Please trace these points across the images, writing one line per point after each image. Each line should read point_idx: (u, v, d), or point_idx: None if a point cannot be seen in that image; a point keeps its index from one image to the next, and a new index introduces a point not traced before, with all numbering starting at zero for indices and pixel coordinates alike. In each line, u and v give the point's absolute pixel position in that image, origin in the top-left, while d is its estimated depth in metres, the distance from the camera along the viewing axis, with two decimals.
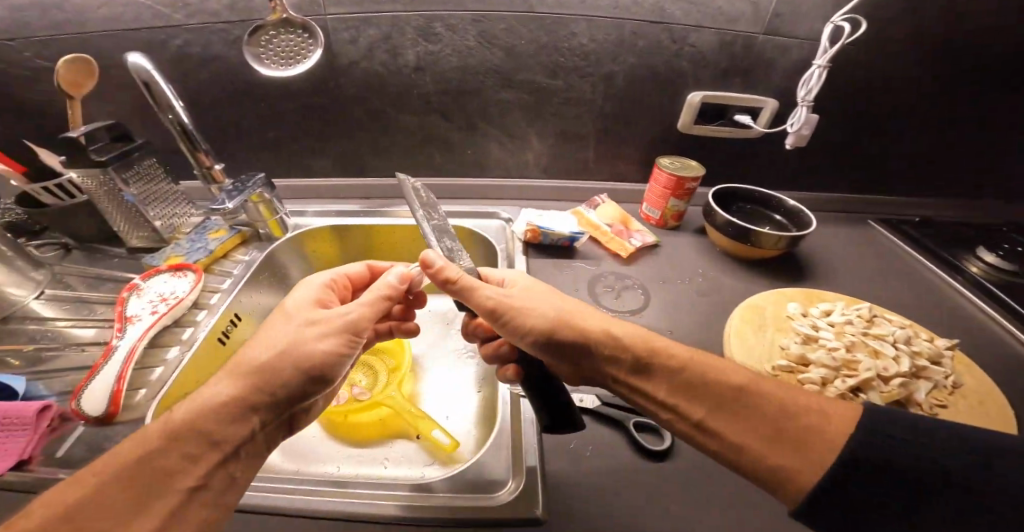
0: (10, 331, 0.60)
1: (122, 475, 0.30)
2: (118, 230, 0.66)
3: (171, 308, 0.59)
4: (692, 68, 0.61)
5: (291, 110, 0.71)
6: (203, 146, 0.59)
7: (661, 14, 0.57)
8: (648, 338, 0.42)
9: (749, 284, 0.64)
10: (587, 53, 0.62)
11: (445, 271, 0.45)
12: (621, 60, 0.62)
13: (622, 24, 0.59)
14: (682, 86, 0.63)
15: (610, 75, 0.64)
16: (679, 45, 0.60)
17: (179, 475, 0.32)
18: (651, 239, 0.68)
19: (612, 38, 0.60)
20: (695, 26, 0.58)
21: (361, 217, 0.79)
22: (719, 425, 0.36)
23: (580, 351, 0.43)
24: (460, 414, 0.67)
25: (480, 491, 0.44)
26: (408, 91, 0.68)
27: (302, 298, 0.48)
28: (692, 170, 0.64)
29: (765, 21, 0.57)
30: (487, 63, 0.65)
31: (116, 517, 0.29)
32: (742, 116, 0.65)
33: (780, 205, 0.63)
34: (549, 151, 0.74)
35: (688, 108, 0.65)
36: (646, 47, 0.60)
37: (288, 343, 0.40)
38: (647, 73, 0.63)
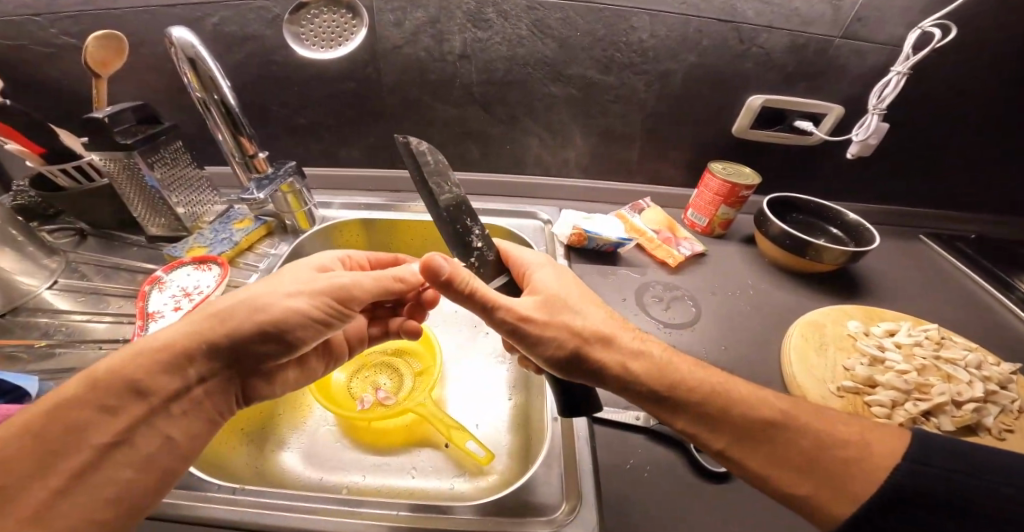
0: (22, 324, 0.56)
1: (46, 415, 0.30)
2: (137, 215, 0.64)
3: (197, 305, 0.56)
4: (756, 71, 0.59)
5: (324, 97, 0.67)
6: (247, 131, 0.57)
7: (731, 13, 0.54)
8: (670, 365, 0.38)
9: (807, 300, 0.60)
10: (647, 50, 0.58)
11: (454, 282, 0.36)
12: (681, 58, 0.58)
13: (688, 19, 0.55)
14: (743, 89, 0.60)
15: (668, 73, 0.60)
16: (747, 46, 0.57)
17: (92, 428, 0.30)
18: (700, 248, 0.64)
19: (676, 35, 0.56)
20: (766, 27, 0.55)
21: (387, 210, 0.76)
22: (742, 454, 0.35)
23: (595, 375, 0.38)
24: (492, 421, 0.59)
25: (528, 515, 0.40)
26: (450, 81, 0.65)
27: (308, 261, 0.45)
28: (747, 178, 0.60)
29: (844, 24, 0.54)
30: (537, 54, 0.61)
31: (20, 468, 0.28)
32: (804, 122, 0.63)
33: (842, 220, 0.60)
34: (593, 150, 0.70)
35: (747, 113, 0.62)
36: (710, 46, 0.57)
37: (249, 299, 0.37)
38: (707, 73, 0.59)
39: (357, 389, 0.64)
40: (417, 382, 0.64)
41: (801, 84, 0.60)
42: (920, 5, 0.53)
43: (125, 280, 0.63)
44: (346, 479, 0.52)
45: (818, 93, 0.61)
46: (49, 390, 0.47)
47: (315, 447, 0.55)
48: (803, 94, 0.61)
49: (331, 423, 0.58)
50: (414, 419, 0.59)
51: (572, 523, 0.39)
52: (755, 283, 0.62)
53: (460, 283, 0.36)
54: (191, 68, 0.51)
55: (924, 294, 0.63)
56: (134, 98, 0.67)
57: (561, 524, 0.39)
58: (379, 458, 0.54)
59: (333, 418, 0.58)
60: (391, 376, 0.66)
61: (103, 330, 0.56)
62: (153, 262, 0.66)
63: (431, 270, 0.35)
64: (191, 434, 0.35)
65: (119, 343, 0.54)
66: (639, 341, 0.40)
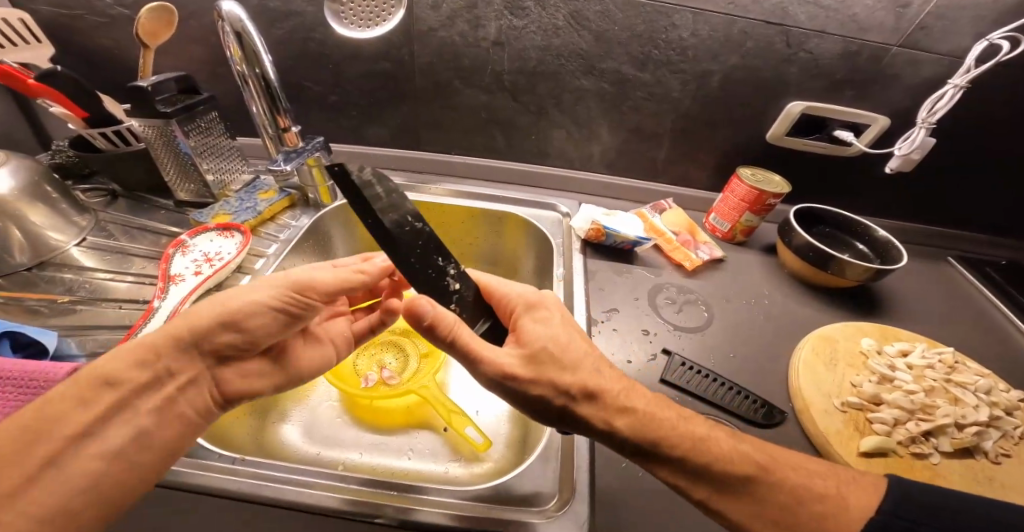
0: (47, 279, 0.59)
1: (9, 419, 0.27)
2: (166, 179, 0.65)
3: (218, 271, 0.58)
4: (798, 76, 0.57)
5: (355, 78, 0.69)
6: (285, 107, 0.58)
7: (781, 16, 0.53)
8: (656, 418, 0.37)
9: (823, 315, 0.59)
10: (685, 48, 0.57)
11: (439, 323, 0.35)
12: (721, 60, 0.57)
13: (734, 20, 0.54)
14: (784, 94, 0.59)
15: (706, 74, 0.59)
16: (794, 51, 0.55)
17: (60, 424, 0.28)
18: (719, 254, 0.64)
19: (720, 35, 0.55)
20: (817, 32, 0.53)
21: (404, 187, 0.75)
22: (722, 504, 0.35)
23: (578, 427, 0.37)
24: (491, 410, 0.60)
25: (519, 504, 0.41)
26: (482, 67, 0.65)
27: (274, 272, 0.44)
28: (776, 186, 0.59)
29: (906, 32, 0.53)
30: (572, 46, 0.60)
31: None
32: (844, 132, 0.61)
33: (870, 235, 0.59)
34: (619, 146, 0.70)
35: (785, 118, 0.61)
36: (754, 48, 0.56)
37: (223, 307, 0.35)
38: (748, 76, 0.58)
39: (363, 366, 0.65)
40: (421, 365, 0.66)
41: (842, 93, 0.58)
42: (978, 20, 0.51)
43: (149, 242, 0.65)
44: (344, 456, 0.54)
45: (858, 103, 0.59)
46: (65, 347, 0.49)
47: (316, 423, 0.58)
48: (844, 103, 0.59)
49: (334, 400, 0.61)
50: (415, 402, 0.60)
51: (562, 515, 0.40)
52: (770, 293, 0.61)
53: (444, 328, 0.35)
54: (238, 42, 0.51)
55: (942, 317, 0.62)
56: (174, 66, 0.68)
57: (550, 515, 0.40)
58: (377, 437, 0.57)
59: (336, 396, 0.61)
60: (396, 356, 0.68)
61: (125, 290, 0.58)
62: (178, 226, 0.68)
63: (414, 314, 0.34)
64: (168, 430, 0.32)
65: (139, 304, 0.56)
66: (624, 391, 0.38)
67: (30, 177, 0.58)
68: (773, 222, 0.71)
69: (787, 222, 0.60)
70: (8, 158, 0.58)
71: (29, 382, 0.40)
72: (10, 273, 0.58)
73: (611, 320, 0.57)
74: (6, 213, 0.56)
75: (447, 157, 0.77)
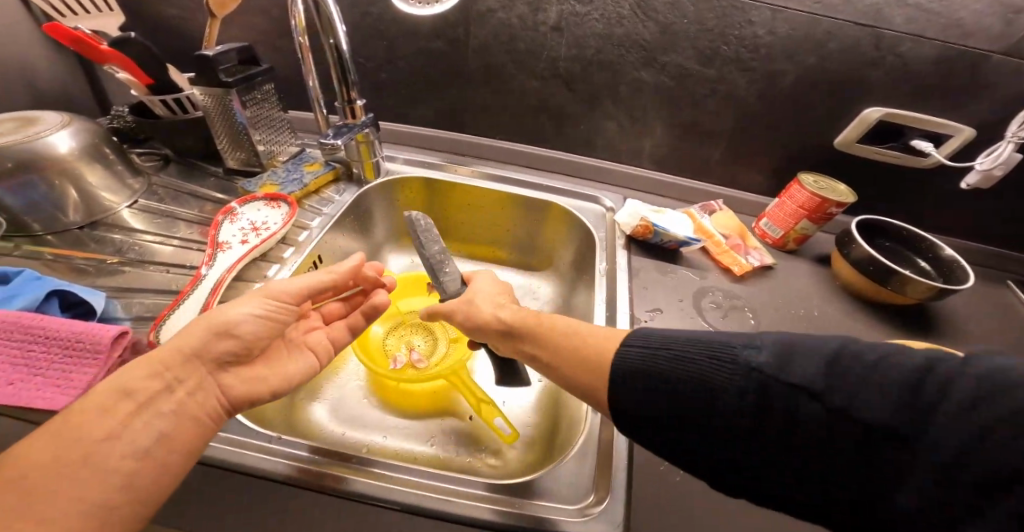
0: (97, 238, 0.60)
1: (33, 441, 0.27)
2: (219, 146, 0.66)
3: (263, 241, 0.57)
4: (885, 81, 0.55)
5: (407, 56, 0.69)
6: (352, 80, 0.59)
7: (877, 18, 0.51)
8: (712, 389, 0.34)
9: (878, 331, 0.57)
10: (759, 46, 0.56)
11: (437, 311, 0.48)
12: (797, 60, 0.56)
13: (819, 21, 0.53)
14: (862, 98, 0.57)
15: (778, 74, 0.58)
16: (883, 54, 0.54)
17: (87, 430, 0.28)
18: (770, 261, 0.63)
19: (801, 34, 0.54)
20: (914, 36, 0.52)
21: (443, 170, 0.75)
22: None
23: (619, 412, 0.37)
24: (518, 400, 0.60)
25: (551, 502, 0.40)
26: (537, 52, 0.64)
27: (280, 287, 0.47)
28: (840, 195, 0.58)
29: (1011, 39, 0.50)
30: (636, 37, 0.59)
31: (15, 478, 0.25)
32: (922, 142, 0.58)
33: (934, 252, 0.57)
34: (671, 143, 0.68)
35: (860, 124, 0.59)
36: (838, 49, 0.54)
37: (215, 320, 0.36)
38: (824, 77, 0.56)
39: (391, 347, 0.67)
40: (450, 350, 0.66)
41: (919, 101, 0.56)
42: None
43: (196, 207, 0.66)
44: (368, 439, 0.55)
45: (936, 111, 0.56)
46: (111, 310, 0.50)
47: (342, 402, 0.59)
48: (921, 110, 0.57)
49: (362, 380, 0.62)
50: (441, 388, 0.61)
51: (598, 514, 0.39)
52: (820, 305, 0.59)
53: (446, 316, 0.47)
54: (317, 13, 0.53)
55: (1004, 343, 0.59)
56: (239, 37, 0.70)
57: (587, 514, 0.39)
58: (402, 421, 0.57)
59: (363, 377, 0.62)
60: (425, 339, 0.68)
61: (168, 254, 0.58)
62: (224, 193, 0.68)
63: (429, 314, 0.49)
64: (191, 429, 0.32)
65: (185, 269, 0.56)
66: None
67: (91, 139, 0.59)
68: (832, 233, 0.69)
69: (847, 233, 0.59)
70: (71, 119, 0.59)
71: (76, 343, 0.41)
72: (62, 230, 0.60)
73: (655, 320, 0.55)
74: (65, 172, 0.56)
75: (490, 142, 0.77)
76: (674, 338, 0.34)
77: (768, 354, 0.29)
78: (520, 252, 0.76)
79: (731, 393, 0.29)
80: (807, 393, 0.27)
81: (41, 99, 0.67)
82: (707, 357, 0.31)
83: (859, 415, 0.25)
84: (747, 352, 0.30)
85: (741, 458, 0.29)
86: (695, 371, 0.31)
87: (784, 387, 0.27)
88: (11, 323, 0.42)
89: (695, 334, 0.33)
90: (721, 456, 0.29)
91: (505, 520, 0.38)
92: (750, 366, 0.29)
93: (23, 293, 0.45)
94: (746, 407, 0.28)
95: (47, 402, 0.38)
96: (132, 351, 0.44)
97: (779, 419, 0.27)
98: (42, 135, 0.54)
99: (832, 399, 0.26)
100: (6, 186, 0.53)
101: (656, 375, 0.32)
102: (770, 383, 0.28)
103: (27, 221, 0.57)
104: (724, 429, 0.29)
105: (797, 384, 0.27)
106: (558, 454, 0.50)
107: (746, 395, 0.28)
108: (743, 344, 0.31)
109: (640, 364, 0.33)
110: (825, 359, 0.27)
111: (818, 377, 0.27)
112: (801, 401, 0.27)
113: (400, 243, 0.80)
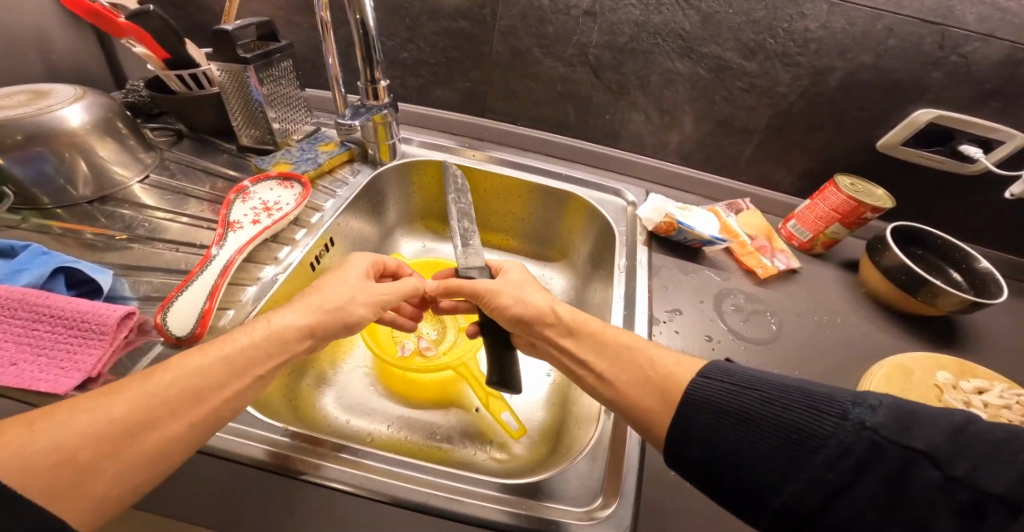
0: (107, 213, 0.58)
1: (182, 371, 0.31)
2: (233, 122, 0.65)
3: (275, 222, 0.56)
4: (941, 82, 0.54)
5: (432, 36, 0.67)
6: (379, 58, 0.57)
7: (944, 14, 0.50)
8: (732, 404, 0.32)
9: (904, 342, 0.55)
10: (809, 40, 0.55)
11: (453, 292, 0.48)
12: (848, 57, 0.55)
13: (882, 16, 0.52)
14: (910, 101, 0.56)
15: (827, 71, 0.57)
16: (946, 54, 0.52)
17: (224, 373, 0.32)
18: (796, 265, 0.62)
19: (858, 30, 0.53)
20: (983, 36, 0.50)
21: (458, 154, 0.73)
22: None
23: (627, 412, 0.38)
24: (526, 394, 0.60)
25: (557, 502, 0.39)
26: (568, 37, 0.63)
27: (360, 261, 0.46)
28: (877, 200, 0.56)
29: None
30: (675, 25, 0.58)
31: (166, 407, 0.29)
32: (971, 146, 0.56)
33: (968, 263, 0.56)
34: (701, 137, 0.68)
35: (908, 126, 0.57)
36: (894, 47, 0.53)
37: (308, 323, 0.38)
38: (876, 77, 0.56)
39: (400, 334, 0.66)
40: (460, 340, 0.66)
41: (965, 104, 0.55)
42: None
43: (207, 184, 0.64)
44: (372, 427, 0.55)
45: (983, 115, 0.55)
46: (119, 288, 0.49)
47: (347, 388, 0.59)
48: (968, 113, 0.55)
49: (368, 366, 0.62)
50: (448, 379, 0.61)
51: (605, 518, 0.38)
52: (844, 313, 0.58)
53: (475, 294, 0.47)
54: None
55: None
56: (262, 13, 0.68)
57: (596, 517, 0.38)
58: (408, 410, 0.57)
59: (370, 363, 0.62)
60: (435, 327, 0.68)
61: (177, 231, 0.57)
62: (237, 170, 0.66)
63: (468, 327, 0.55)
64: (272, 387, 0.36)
65: (195, 249, 0.55)
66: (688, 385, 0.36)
67: (103, 113, 0.57)
68: (863, 238, 0.67)
69: (881, 239, 0.57)
70: (84, 93, 0.57)
71: (81, 324, 0.41)
72: (70, 205, 0.58)
73: (674, 321, 0.54)
74: (75, 145, 0.55)
75: (510, 127, 0.75)
76: (761, 380, 0.32)
77: (884, 414, 0.27)
78: (534, 241, 0.75)
79: (829, 446, 0.27)
80: (929, 459, 0.25)
81: (57, 73, 0.66)
82: (808, 407, 0.29)
83: (976, 484, 0.24)
84: (858, 409, 0.27)
85: (801, 500, 0.27)
86: (790, 421, 0.29)
87: (901, 449, 0.25)
88: (15, 301, 0.41)
89: (790, 380, 0.31)
90: (780, 498, 0.28)
91: (512, 518, 0.37)
92: (861, 425, 0.26)
93: (30, 268, 0.44)
94: (840, 464, 0.26)
95: (50, 384, 0.38)
96: (136, 332, 0.45)
97: (876, 478, 0.25)
98: (54, 108, 0.53)
99: (952, 467, 0.24)
100: (14, 157, 0.52)
101: (736, 414, 0.31)
102: (885, 445, 0.25)
103: (35, 193, 0.55)
104: (800, 478, 0.27)
105: (920, 449, 0.25)
106: (564, 457, 0.48)
107: (851, 451, 0.26)
108: (852, 401, 0.28)
109: (725, 403, 0.31)
110: (950, 428, 0.26)
111: (941, 444, 0.25)
112: (917, 464, 0.25)
113: (414, 227, 0.78)
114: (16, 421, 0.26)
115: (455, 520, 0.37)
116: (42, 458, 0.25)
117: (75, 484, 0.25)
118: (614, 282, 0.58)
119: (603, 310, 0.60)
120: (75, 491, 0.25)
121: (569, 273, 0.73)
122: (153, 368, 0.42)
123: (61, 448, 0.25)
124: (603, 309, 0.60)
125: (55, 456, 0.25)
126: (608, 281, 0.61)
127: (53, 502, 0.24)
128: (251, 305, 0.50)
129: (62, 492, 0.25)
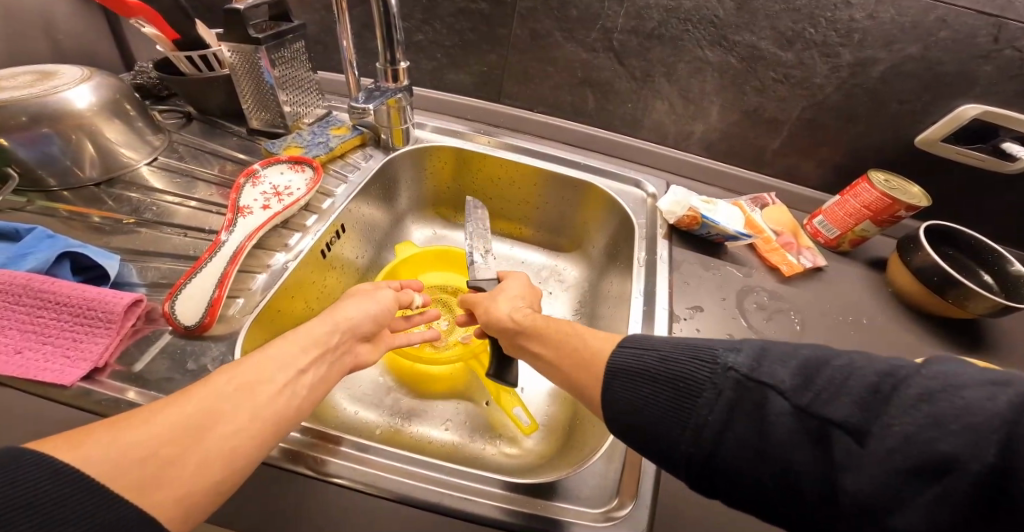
0: (114, 196, 0.57)
1: (240, 372, 0.31)
2: (243, 105, 0.63)
3: (286, 207, 0.55)
4: (990, 77, 0.51)
5: (452, 19, 0.65)
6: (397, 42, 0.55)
7: (1001, 5, 0.47)
8: None
9: (929, 344, 0.54)
10: (852, 31, 0.52)
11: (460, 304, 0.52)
12: (892, 48, 0.52)
13: (933, 6, 0.49)
14: (955, 95, 0.54)
15: (867, 62, 0.54)
16: (999, 46, 0.49)
17: (275, 379, 0.32)
18: (821, 262, 0.60)
19: (907, 20, 0.50)
20: None
21: (471, 141, 0.71)
22: None
23: None
24: (538, 389, 0.60)
25: (572, 502, 0.39)
26: (594, 21, 0.60)
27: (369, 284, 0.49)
28: (911, 197, 0.54)
29: None
30: (707, 11, 0.55)
31: (233, 404, 0.29)
32: (1014, 144, 0.54)
33: (1001, 266, 0.54)
34: (726, 128, 0.65)
35: (952, 121, 0.54)
36: (942, 39, 0.50)
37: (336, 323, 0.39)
38: (921, 70, 0.53)
39: None
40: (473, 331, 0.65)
41: (1015, 99, 0.52)
42: None
43: (216, 167, 0.62)
44: (379, 420, 0.55)
45: None
46: (125, 274, 0.48)
47: (356, 380, 0.59)
48: (1017, 109, 0.52)
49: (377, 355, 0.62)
50: (456, 371, 0.61)
51: (622, 519, 0.37)
52: (868, 313, 0.56)
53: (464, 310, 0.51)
54: None
55: None
56: None
57: (613, 518, 0.37)
58: (415, 401, 0.57)
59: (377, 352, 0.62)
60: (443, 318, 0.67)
61: (186, 216, 0.56)
62: (246, 154, 0.65)
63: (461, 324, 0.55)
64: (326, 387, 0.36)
65: (204, 234, 0.54)
66: None
67: (111, 94, 0.56)
68: (890, 236, 0.66)
69: (913, 238, 0.55)
70: (91, 74, 0.55)
71: (86, 311, 0.41)
72: (77, 187, 0.57)
73: (694, 318, 0.53)
74: (83, 127, 0.53)
75: (526, 114, 0.73)
76: (664, 342, 0.31)
77: (745, 353, 0.26)
78: (548, 231, 0.73)
79: (706, 391, 0.26)
80: (776, 390, 0.24)
81: (63, 51, 0.64)
82: (691, 358, 0.28)
83: (820, 412, 0.22)
84: (726, 353, 0.26)
85: (695, 448, 0.25)
86: (681, 372, 0.28)
87: (756, 385, 0.24)
88: (20, 287, 0.40)
89: (682, 337, 0.30)
90: (682, 454, 0.26)
91: (528, 520, 0.37)
92: (728, 367, 0.26)
93: (35, 252, 0.44)
94: (717, 406, 0.25)
95: (56, 375, 0.37)
96: (143, 320, 0.44)
97: (745, 415, 0.24)
98: (60, 90, 0.51)
99: (800, 397, 0.23)
100: (20, 138, 0.50)
101: (643, 376, 0.30)
102: (746, 382, 0.25)
103: (40, 174, 0.54)
104: (690, 428, 0.26)
105: (768, 382, 0.24)
106: (578, 454, 0.47)
107: (722, 394, 0.25)
108: (724, 346, 0.27)
109: (633, 368, 0.30)
110: (796, 361, 0.25)
111: (789, 376, 0.24)
112: (769, 399, 0.24)
113: (424, 216, 0.77)
114: (94, 427, 0.25)
115: (471, 521, 0.36)
116: (132, 451, 0.25)
117: (160, 478, 0.25)
118: (637, 276, 0.57)
119: (621, 300, 0.58)
120: (160, 486, 0.25)
121: (586, 266, 0.71)
122: (162, 358, 0.42)
123: (146, 443, 0.25)
124: (618, 302, 0.59)
125: (140, 452, 0.25)
126: (626, 276, 0.60)
127: (143, 498, 0.24)
128: (260, 294, 0.49)
129: (150, 485, 0.24)
